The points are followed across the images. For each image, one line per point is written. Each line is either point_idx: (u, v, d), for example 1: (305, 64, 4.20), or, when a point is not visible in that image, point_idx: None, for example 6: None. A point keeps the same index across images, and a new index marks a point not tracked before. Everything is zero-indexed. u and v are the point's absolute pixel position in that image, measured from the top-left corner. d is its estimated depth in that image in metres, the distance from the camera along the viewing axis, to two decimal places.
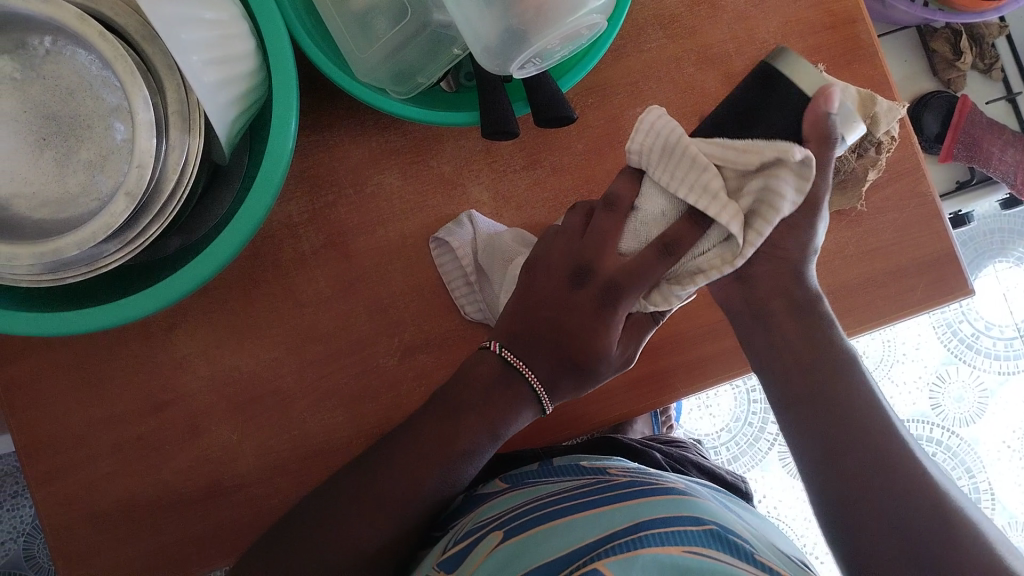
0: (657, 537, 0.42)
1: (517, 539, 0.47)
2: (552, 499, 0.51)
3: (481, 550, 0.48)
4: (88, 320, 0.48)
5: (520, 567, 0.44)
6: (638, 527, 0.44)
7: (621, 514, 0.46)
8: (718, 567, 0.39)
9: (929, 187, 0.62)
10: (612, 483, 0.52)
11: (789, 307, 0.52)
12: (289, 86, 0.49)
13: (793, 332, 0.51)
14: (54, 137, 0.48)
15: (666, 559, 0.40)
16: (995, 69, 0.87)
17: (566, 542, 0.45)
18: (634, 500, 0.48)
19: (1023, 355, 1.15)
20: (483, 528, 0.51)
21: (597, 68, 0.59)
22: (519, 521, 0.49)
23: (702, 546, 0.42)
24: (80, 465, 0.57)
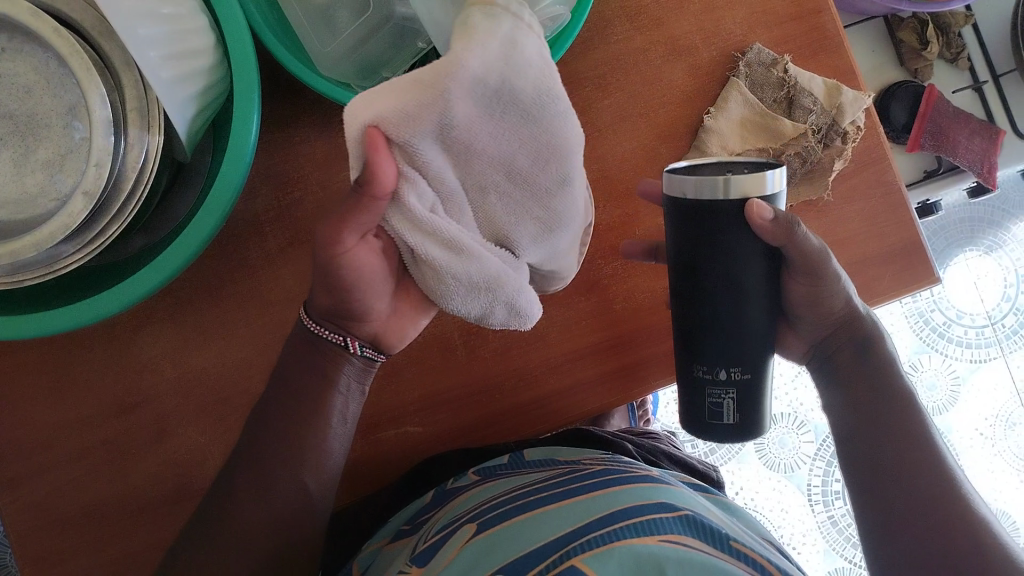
0: (631, 527, 0.42)
1: (490, 532, 0.47)
2: (528, 490, 0.51)
3: (454, 541, 0.48)
4: (50, 323, 0.48)
5: (492, 559, 0.44)
6: (612, 516, 0.44)
7: (596, 503, 0.46)
8: (694, 554, 0.39)
9: (896, 177, 0.62)
10: (584, 473, 0.52)
11: None
12: (251, 80, 0.48)
13: (863, 395, 0.54)
14: (10, 137, 0.47)
15: (642, 549, 0.40)
16: (961, 59, 0.88)
17: (542, 533, 0.45)
18: (607, 490, 0.48)
19: (993, 343, 1.16)
20: (457, 522, 0.50)
21: (564, 61, 0.58)
22: (493, 514, 0.49)
23: (678, 535, 0.42)
24: (46, 470, 0.56)
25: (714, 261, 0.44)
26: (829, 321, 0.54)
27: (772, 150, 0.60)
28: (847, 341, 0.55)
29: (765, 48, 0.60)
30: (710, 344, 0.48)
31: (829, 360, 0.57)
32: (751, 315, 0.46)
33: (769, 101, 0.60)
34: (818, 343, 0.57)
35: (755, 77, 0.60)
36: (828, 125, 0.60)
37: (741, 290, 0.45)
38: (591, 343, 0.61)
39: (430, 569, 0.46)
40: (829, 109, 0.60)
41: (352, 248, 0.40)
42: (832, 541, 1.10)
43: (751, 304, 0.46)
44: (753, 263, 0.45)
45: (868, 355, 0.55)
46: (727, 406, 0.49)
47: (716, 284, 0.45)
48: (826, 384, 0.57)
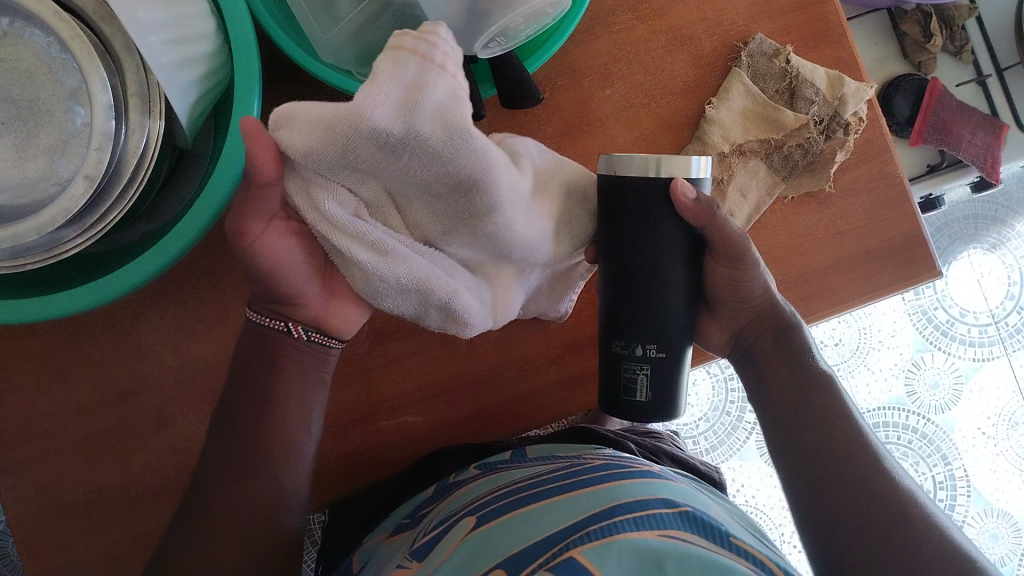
0: (631, 520, 0.42)
1: (488, 526, 0.47)
2: (527, 484, 0.51)
3: (454, 535, 0.48)
4: (50, 307, 0.48)
5: (492, 554, 0.44)
6: (612, 510, 0.44)
7: (595, 496, 0.46)
8: (695, 550, 0.39)
9: (899, 169, 0.62)
10: (584, 467, 0.52)
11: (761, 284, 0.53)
12: (252, 67, 0.48)
13: (785, 379, 0.54)
14: (12, 121, 0.47)
15: (642, 543, 0.40)
16: (965, 53, 0.87)
17: (542, 528, 0.45)
18: (607, 483, 0.47)
19: (997, 341, 1.16)
20: (455, 517, 0.50)
21: (565, 51, 0.58)
22: (492, 508, 0.49)
23: (679, 530, 0.41)
24: (46, 456, 0.57)
25: (631, 232, 0.44)
26: (746, 310, 0.55)
27: (774, 141, 0.60)
28: (770, 327, 0.56)
29: (767, 39, 0.60)
30: (628, 309, 0.46)
31: (750, 350, 0.56)
32: (666, 288, 0.46)
33: (771, 91, 0.60)
34: (738, 330, 0.56)
35: (756, 67, 0.60)
36: (830, 117, 0.60)
37: (659, 265, 0.45)
38: (591, 334, 0.61)
39: (429, 563, 0.45)
40: (831, 100, 0.60)
41: (260, 233, 0.43)
42: None
43: (669, 275, 0.45)
44: (669, 240, 0.45)
45: (791, 340, 0.55)
46: (640, 382, 0.47)
47: (640, 236, 0.44)
48: (755, 384, 0.56)
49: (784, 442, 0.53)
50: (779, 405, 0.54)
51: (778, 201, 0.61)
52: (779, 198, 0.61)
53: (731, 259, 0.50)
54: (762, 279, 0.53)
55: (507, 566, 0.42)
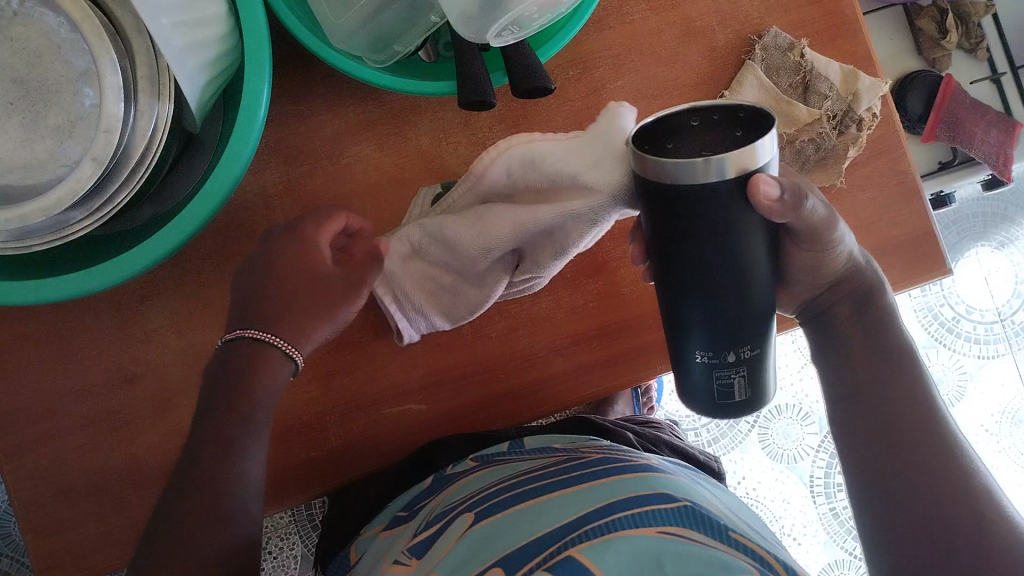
0: (629, 518, 0.42)
1: (486, 523, 0.47)
2: (526, 478, 0.51)
3: (451, 533, 0.47)
4: (56, 289, 0.48)
5: (491, 550, 0.44)
6: (611, 507, 0.43)
7: (595, 492, 0.46)
8: (694, 547, 0.39)
9: (911, 166, 0.62)
10: (584, 461, 0.51)
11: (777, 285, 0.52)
12: (262, 50, 0.48)
13: (859, 346, 0.52)
14: (20, 101, 0.47)
15: (642, 542, 0.40)
16: (980, 49, 0.87)
17: (540, 525, 0.44)
18: (605, 480, 0.47)
19: (1002, 339, 1.15)
20: (455, 510, 0.50)
21: (578, 40, 0.58)
22: (491, 503, 0.49)
23: (679, 526, 0.41)
24: (50, 437, 0.57)
25: (699, 237, 0.36)
26: (827, 279, 0.51)
27: (787, 135, 0.59)
28: (848, 293, 0.52)
29: (781, 32, 0.59)
30: (697, 319, 0.41)
31: (823, 315, 0.54)
32: (750, 282, 0.39)
33: (785, 85, 0.60)
34: (819, 295, 0.53)
35: (770, 61, 0.59)
36: (844, 111, 0.59)
37: (733, 259, 0.37)
38: (597, 325, 0.61)
39: (427, 564, 0.46)
40: (845, 95, 0.59)
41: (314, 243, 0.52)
42: (832, 532, 1.10)
43: (753, 270, 0.39)
44: (753, 238, 0.37)
45: (869, 310, 0.52)
46: (736, 385, 0.45)
47: (697, 253, 0.37)
48: (823, 345, 0.55)
49: (852, 440, 0.52)
50: (857, 376, 0.52)
51: None
52: None
53: (809, 240, 0.46)
54: (841, 256, 0.49)
55: (505, 563, 0.42)
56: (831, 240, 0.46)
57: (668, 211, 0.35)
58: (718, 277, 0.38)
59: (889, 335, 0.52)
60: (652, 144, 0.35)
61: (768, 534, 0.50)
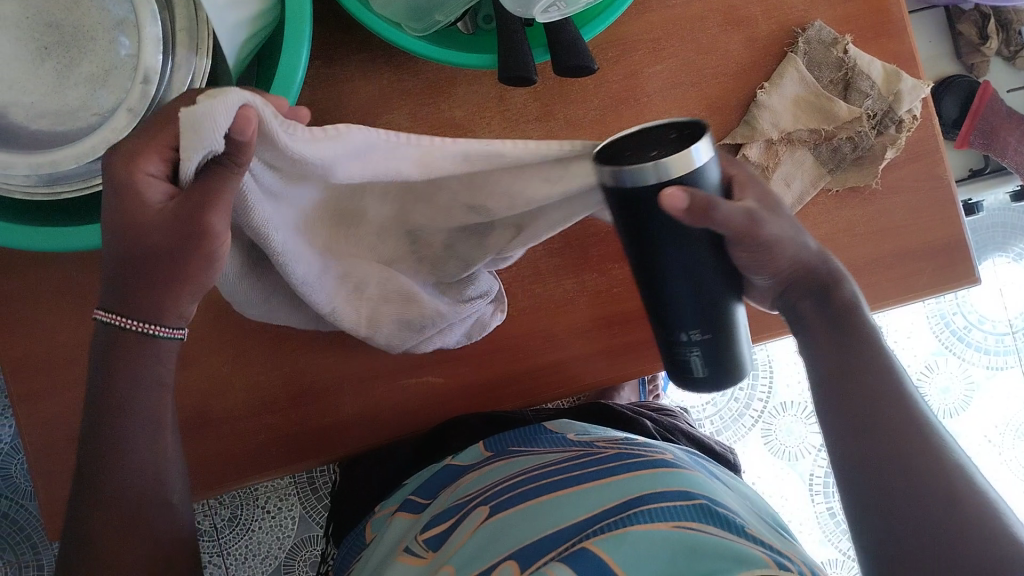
0: (644, 513, 0.42)
1: (499, 518, 0.46)
2: (541, 469, 0.50)
3: (466, 526, 0.47)
4: (78, 237, 0.47)
5: (503, 545, 0.44)
6: (626, 505, 0.43)
7: (608, 490, 0.46)
8: (709, 538, 0.39)
9: (946, 171, 0.61)
10: (600, 455, 0.51)
11: (810, 297, 0.48)
12: (302, 11, 0.46)
13: (825, 345, 0.48)
14: (55, 48, 0.45)
15: (657, 538, 0.40)
16: (1019, 58, 0.86)
17: (552, 524, 0.44)
18: (617, 476, 0.47)
19: (1011, 352, 1.15)
20: (469, 503, 0.50)
21: (620, 21, 0.57)
22: (505, 494, 0.49)
23: (693, 521, 0.41)
24: (65, 386, 0.56)
25: (660, 236, 0.37)
26: (782, 264, 0.46)
27: (824, 132, 0.59)
28: (803, 289, 0.48)
29: (826, 26, 0.58)
30: (682, 326, 0.42)
31: (790, 306, 0.49)
32: (699, 284, 0.40)
33: (825, 80, 0.59)
34: (784, 292, 0.49)
35: (813, 54, 0.58)
36: (884, 112, 0.58)
37: (678, 245, 0.38)
38: (618, 310, 0.61)
39: (442, 557, 0.46)
40: (886, 95, 0.58)
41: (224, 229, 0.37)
42: (827, 532, 1.10)
43: (687, 256, 0.39)
44: (720, 269, 0.41)
45: (832, 305, 0.48)
46: (693, 360, 0.44)
47: (656, 256, 0.38)
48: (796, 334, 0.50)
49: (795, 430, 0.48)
50: (831, 377, 0.47)
51: (821, 193, 0.60)
52: (822, 191, 0.60)
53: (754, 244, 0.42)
54: (788, 246, 0.45)
55: (518, 558, 0.42)
56: (772, 238, 0.43)
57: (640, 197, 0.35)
58: (662, 275, 0.39)
59: (856, 333, 0.47)
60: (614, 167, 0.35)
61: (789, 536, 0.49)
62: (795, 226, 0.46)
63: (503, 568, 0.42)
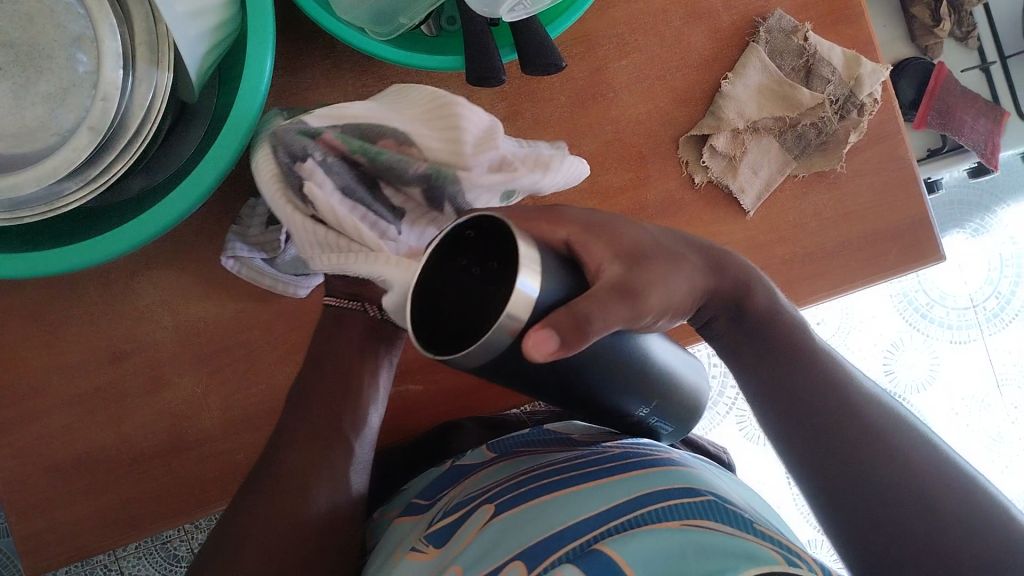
0: (651, 514, 0.42)
1: (506, 515, 0.47)
2: (545, 470, 0.51)
3: (473, 524, 0.48)
4: (44, 261, 0.46)
5: (510, 544, 0.44)
6: (634, 504, 0.44)
7: (616, 488, 0.46)
8: (717, 537, 0.39)
9: (909, 152, 0.62)
10: (605, 454, 0.51)
11: (727, 317, 0.46)
12: (264, 19, 0.46)
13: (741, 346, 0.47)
14: (10, 66, 0.44)
15: (667, 536, 0.40)
16: (970, 38, 0.87)
17: (560, 517, 0.45)
18: (622, 475, 0.47)
19: (974, 326, 1.18)
20: (474, 501, 0.50)
21: (585, 17, 0.57)
22: (510, 494, 0.49)
23: (701, 519, 0.41)
24: (36, 415, 0.55)
25: (580, 359, 0.35)
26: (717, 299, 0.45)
27: (789, 120, 0.59)
28: (724, 309, 0.46)
29: (785, 15, 0.59)
30: (617, 404, 0.40)
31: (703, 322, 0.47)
32: (631, 348, 0.38)
33: (787, 68, 0.59)
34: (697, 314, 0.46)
35: (774, 43, 0.59)
36: (845, 97, 0.59)
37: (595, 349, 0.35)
38: None
39: (448, 555, 0.46)
40: (847, 80, 0.59)
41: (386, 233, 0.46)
42: (804, 514, 1.12)
43: (630, 345, 0.38)
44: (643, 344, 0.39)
45: (745, 320, 0.46)
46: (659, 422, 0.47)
47: (582, 387, 0.36)
48: (720, 339, 0.48)
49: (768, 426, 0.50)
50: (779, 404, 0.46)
51: (788, 180, 0.60)
52: (789, 177, 0.60)
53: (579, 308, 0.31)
54: (682, 285, 0.40)
55: (525, 558, 0.42)
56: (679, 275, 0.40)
57: (592, 357, 0.35)
58: (607, 385, 0.38)
59: (783, 337, 0.46)
60: (449, 318, 0.30)
61: (787, 529, 0.50)
62: (696, 245, 0.44)
63: (510, 568, 0.42)
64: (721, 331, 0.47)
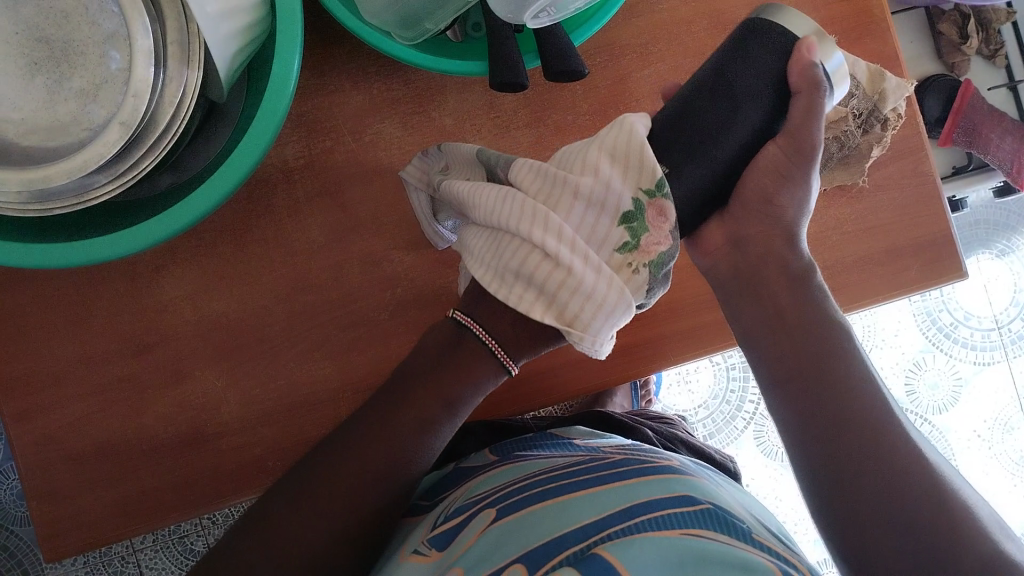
0: (652, 521, 0.42)
1: (507, 519, 0.47)
2: (547, 475, 0.51)
3: (472, 528, 0.48)
4: (72, 252, 0.47)
5: (510, 547, 0.45)
6: (633, 510, 0.44)
7: (617, 494, 0.46)
8: (718, 548, 0.40)
9: (932, 168, 0.62)
10: (605, 461, 0.51)
11: (783, 274, 0.49)
12: (293, 22, 0.47)
13: (784, 295, 0.49)
14: (46, 62, 0.45)
15: (665, 541, 0.41)
16: (998, 56, 0.87)
17: (560, 523, 0.45)
18: (624, 481, 0.48)
19: (998, 347, 1.16)
20: (475, 504, 0.51)
21: (609, 26, 0.57)
22: (512, 499, 0.49)
23: (701, 529, 0.42)
24: (59, 404, 0.56)
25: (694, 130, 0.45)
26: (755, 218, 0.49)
27: None
28: (779, 256, 0.49)
29: (810, 28, 0.59)
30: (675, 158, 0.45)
31: (754, 272, 0.49)
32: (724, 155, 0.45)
33: None
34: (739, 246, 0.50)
35: None
36: (869, 110, 0.58)
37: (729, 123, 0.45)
38: None
39: (449, 557, 0.47)
40: (871, 95, 0.58)
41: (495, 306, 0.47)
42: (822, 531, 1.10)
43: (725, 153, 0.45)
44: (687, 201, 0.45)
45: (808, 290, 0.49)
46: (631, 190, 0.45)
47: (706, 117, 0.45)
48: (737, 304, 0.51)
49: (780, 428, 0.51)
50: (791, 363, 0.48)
51: None
52: None
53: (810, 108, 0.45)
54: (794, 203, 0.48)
55: (527, 560, 0.43)
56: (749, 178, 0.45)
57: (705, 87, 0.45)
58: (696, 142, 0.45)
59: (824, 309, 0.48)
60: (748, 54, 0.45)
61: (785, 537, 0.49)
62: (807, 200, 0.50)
63: (512, 569, 0.43)
64: (774, 293, 0.49)
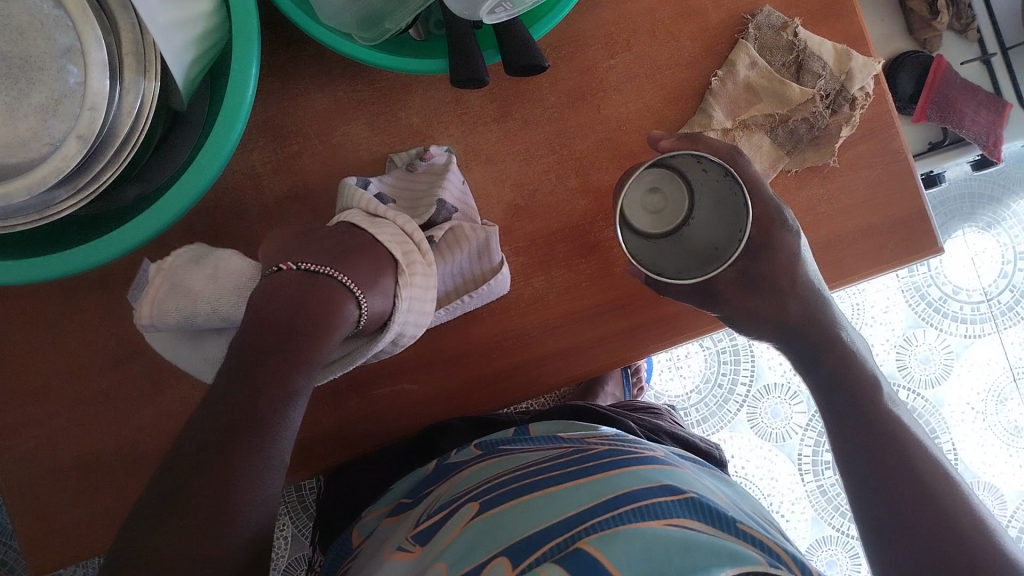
0: (636, 512, 0.42)
1: (490, 513, 0.47)
2: (530, 468, 0.51)
3: (455, 522, 0.48)
4: (38, 268, 0.47)
5: (494, 541, 0.45)
6: (616, 500, 0.44)
7: (601, 485, 0.46)
8: (701, 537, 0.40)
9: (905, 145, 0.61)
10: (589, 453, 0.51)
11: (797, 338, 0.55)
12: (250, 26, 0.47)
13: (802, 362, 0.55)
14: (3, 78, 0.45)
15: (647, 532, 0.41)
16: (970, 29, 0.87)
17: (543, 516, 0.45)
18: (607, 472, 0.48)
19: (988, 319, 1.16)
20: (459, 500, 0.51)
21: (570, 18, 0.57)
22: (494, 493, 0.49)
23: (683, 518, 0.42)
24: (40, 418, 0.56)
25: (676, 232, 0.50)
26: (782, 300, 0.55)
27: (779, 116, 0.60)
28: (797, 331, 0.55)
29: (775, 11, 0.59)
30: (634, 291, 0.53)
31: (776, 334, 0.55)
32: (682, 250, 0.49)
33: (778, 64, 0.60)
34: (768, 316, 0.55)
35: (763, 38, 0.59)
36: (837, 91, 0.59)
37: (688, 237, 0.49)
38: (589, 306, 0.60)
39: (430, 553, 0.47)
40: (838, 74, 0.59)
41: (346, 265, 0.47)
42: (821, 510, 1.09)
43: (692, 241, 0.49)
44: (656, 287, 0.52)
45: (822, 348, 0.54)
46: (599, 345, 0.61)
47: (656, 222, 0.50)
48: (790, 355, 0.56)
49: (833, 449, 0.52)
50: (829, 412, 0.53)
51: (780, 176, 0.60)
52: (782, 174, 0.60)
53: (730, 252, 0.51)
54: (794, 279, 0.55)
55: (510, 555, 0.43)
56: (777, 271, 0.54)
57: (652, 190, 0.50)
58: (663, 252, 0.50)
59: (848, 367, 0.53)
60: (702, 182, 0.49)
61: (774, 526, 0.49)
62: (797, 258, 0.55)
63: (495, 564, 0.43)
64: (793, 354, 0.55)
